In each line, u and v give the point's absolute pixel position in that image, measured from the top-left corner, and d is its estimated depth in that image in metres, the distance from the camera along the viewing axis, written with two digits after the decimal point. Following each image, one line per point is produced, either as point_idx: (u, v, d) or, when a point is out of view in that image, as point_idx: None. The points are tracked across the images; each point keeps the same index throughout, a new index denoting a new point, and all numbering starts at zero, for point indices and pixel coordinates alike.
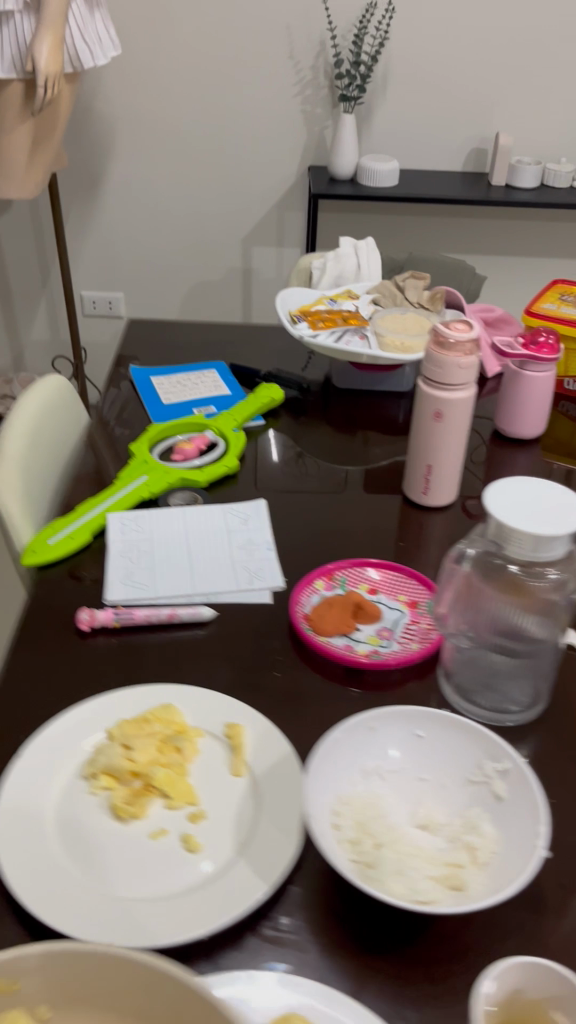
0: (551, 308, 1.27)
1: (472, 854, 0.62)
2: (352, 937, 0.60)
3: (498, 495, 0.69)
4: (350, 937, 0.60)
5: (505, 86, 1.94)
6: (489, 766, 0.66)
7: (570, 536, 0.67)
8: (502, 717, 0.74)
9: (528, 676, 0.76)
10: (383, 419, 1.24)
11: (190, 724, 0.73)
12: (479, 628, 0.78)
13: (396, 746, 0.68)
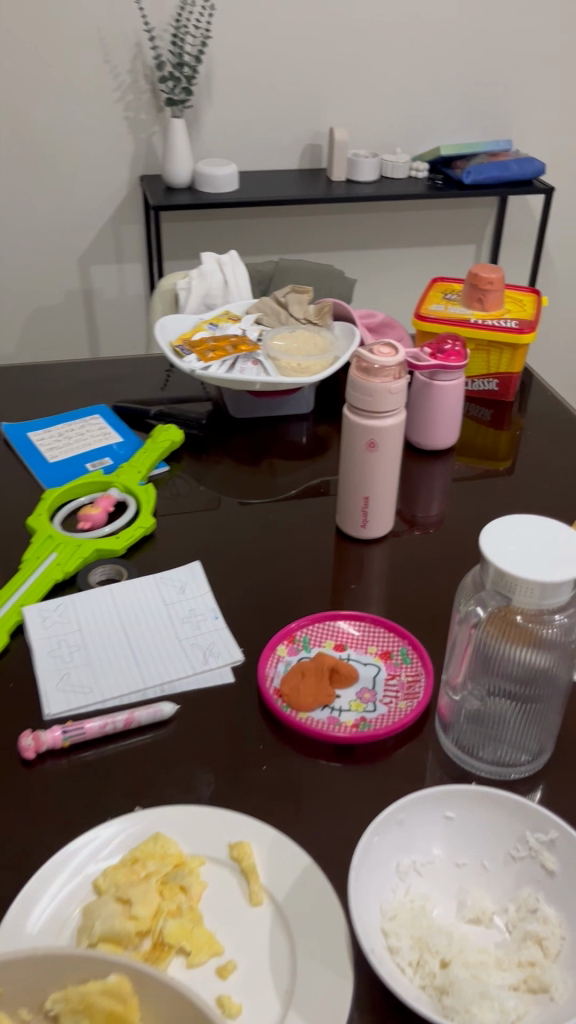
0: (439, 309, 1.23)
1: (541, 945, 0.56)
2: None
3: (491, 541, 0.63)
4: None
5: (329, 79, 1.96)
6: (532, 837, 0.60)
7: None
8: (506, 771, 0.69)
9: (536, 729, 0.69)
10: (289, 446, 1.16)
11: (187, 852, 0.63)
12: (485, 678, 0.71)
13: (427, 835, 0.62)
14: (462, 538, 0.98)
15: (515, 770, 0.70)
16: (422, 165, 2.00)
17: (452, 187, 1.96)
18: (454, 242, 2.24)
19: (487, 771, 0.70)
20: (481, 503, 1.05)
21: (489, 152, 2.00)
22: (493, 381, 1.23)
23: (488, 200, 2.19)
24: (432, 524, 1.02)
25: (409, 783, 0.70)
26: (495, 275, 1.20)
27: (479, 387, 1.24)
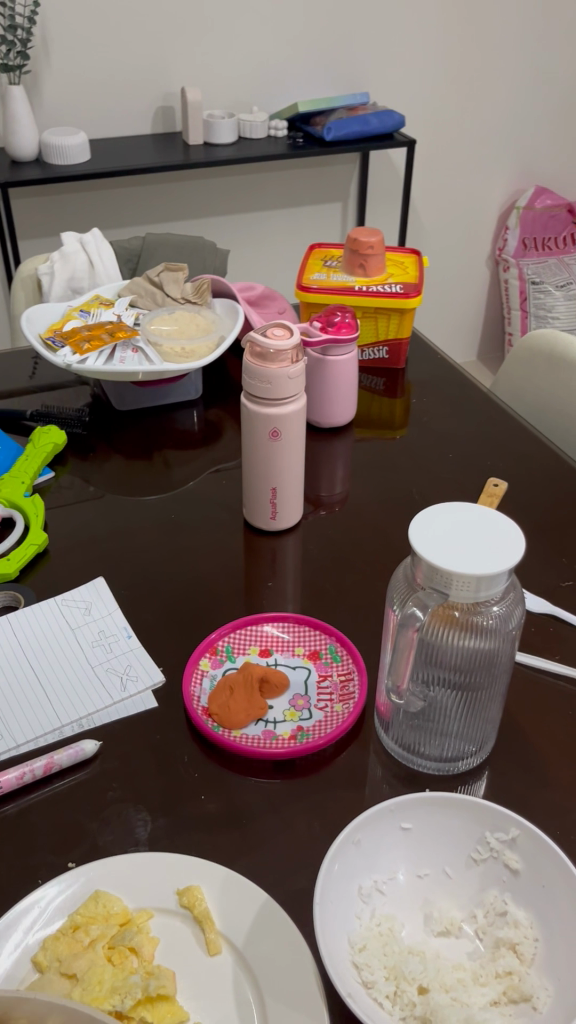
0: (321, 277, 1.18)
1: (515, 951, 0.54)
2: None
3: (420, 534, 0.60)
4: None
5: (174, 37, 1.86)
6: (493, 837, 0.58)
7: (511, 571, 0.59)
8: (453, 764, 0.68)
9: (477, 720, 0.67)
10: (181, 434, 1.10)
11: (132, 907, 0.57)
12: None
13: (385, 850, 0.59)
14: (373, 518, 0.95)
15: (462, 762, 0.68)
16: (281, 124, 1.94)
17: (314, 145, 1.90)
18: (319, 200, 2.20)
19: (434, 766, 0.68)
20: (386, 477, 1.02)
21: (347, 106, 1.96)
22: (382, 349, 1.20)
23: (349, 155, 2.14)
24: (339, 505, 0.98)
25: (357, 791, 0.66)
26: (375, 239, 1.17)
27: (369, 355, 1.21)
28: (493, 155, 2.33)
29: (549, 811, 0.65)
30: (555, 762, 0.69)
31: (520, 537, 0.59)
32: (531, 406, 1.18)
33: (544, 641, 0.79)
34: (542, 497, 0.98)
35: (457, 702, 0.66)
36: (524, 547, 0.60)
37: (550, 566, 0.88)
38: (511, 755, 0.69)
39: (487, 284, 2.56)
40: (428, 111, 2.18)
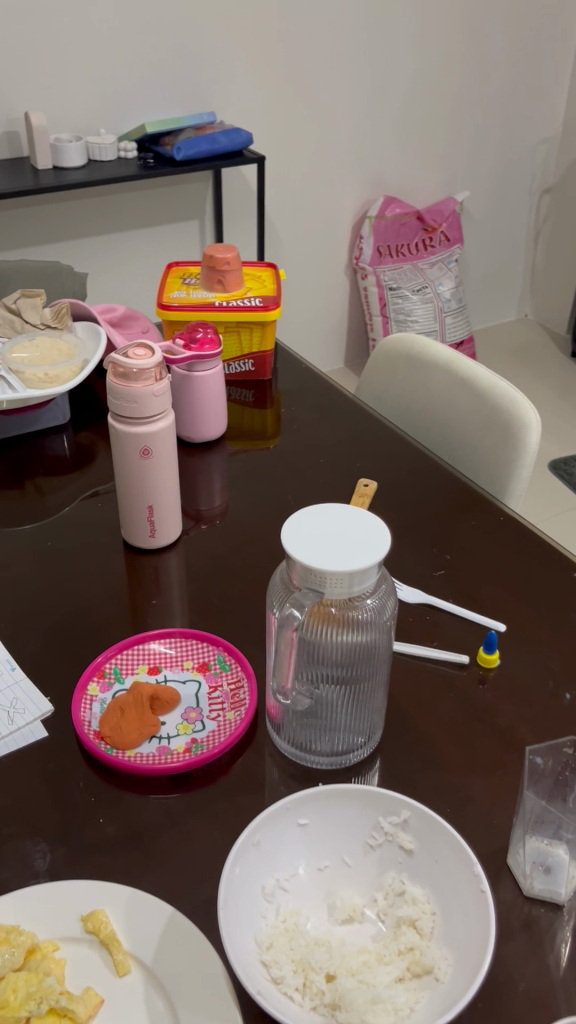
0: (181, 295, 1.19)
1: (416, 927, 0.56)
2: None
3: (292, 536, 0.62)
4: None
5: (14, 61, 1.84)
6: (387, 821, 0.60)
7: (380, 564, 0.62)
8: (347, 755, 0.70)
9: (364, 712, 0.69)
10: (52, 461, 1.08)
11: (37, 939, 0.57)
12: None
13: (285, 848, 0.60)
14: (253, 527, 0.97)
15: (354, 753, 0.70)
16: (130, 144, 1.94)
17: (165, 165, 1.92)
18: (175, 219, 2.21)
19: (329, 761, 0.70)
20: (262, 487, 1.04)
21: (195, 126, 1.99)
22: (248, 362, 1.22)
23: (202, 173, 2.17)
24: (219, 517, 0.99)
25: (255, 795, 0.68)
26: (231, 255, 1.19)
27: (235, 369, 1.23)
28: (342, 168, 2.40)
29: (440, 791, 0.68)
30: (442, 743, 0.72)
31: (387, 531, 0.62)
32: (393, 407, 1.23)
33: (423, 629, 0.83)
34: (413, 493, 1.02)
35: (343, 696, 0.68)
36: (391, 541, 0.63)
37: (422, 557, 0.92)
38: (401, 744, 0.72)
39: (347, 293, 2.62)
40: (276, 128, 2.23)
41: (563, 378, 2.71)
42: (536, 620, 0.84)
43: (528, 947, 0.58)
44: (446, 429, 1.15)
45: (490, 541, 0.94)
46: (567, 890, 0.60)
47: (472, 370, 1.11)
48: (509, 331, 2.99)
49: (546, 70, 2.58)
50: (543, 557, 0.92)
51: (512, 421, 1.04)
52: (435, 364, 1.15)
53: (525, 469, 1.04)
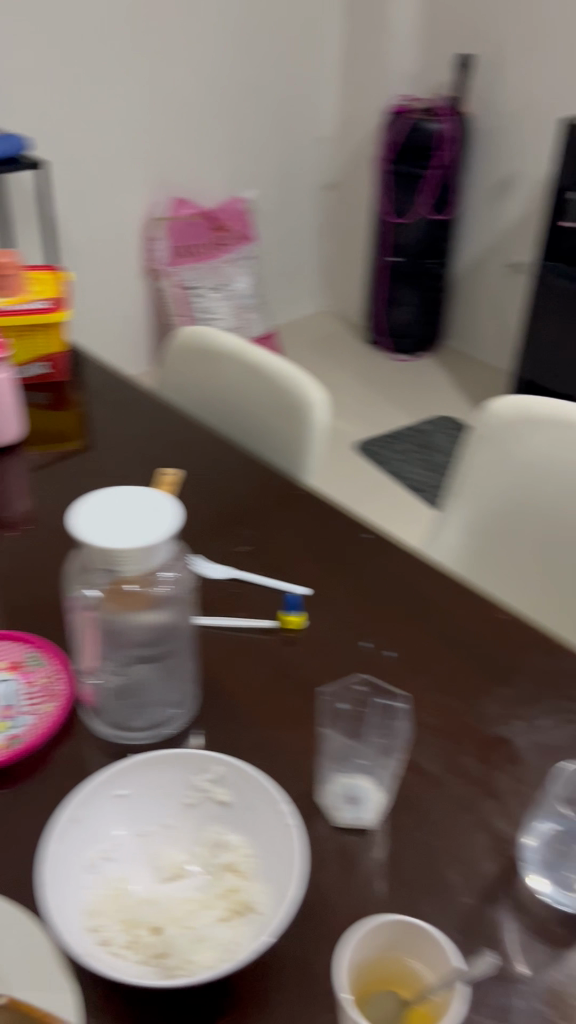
0: None
1: (236, 871, 0.60)
2: None
3: (84, 521, 0.64)
4: None
5: None
6: (203, 779, 0.64)
7: (172, 538, 0.65)
8: (163, 729, 0.72)
9: (174, 673, 0.75)
10: None
11: None
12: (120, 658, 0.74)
13: (107, 820, 0.62)
14: (58, 526, 0.97)
15: (170, 726, 0.73)
16: None
17: None
18: None
19: (147, 736, 0.72)
20: (66, 487, 1.05)
21: None
22: (45, 364, 1.23)
23: None
24: (23, 519, 0.99)
25: (76, 778, 0.69)
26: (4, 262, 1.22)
27: (33, 372, 1.23)
28: (128, 172, 2.40)
29: (253, 747, 0.72)
30: (254, 704, 0.76)
31: (177, 507, 0.65)
32: (192, 397, 1.26)
33: (230, 604, 0.87)
34: (215, 477, 1.06)
35: (151, 662, 0.75)
36: (182, 517, 0.66)
37: (226, 537, 0.96)
38: (216, 710, 0.75)
39: (148, 296, 2.62)
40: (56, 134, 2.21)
41: (364, 365, 2.85)
42: (335, 582, 0.90)
43: (342, 872, 0.64)
44: (242, 414, 1.19)
45: (289, 515, 0.99)
46: (371, 816, 0.67)
47: (259, 356, 1.16)
48: (310, 324, 3.10)
49: (315, 72, 2.70)
50: (339, 524, 0.98)
51: (299, 401, 1.10)
52: (226, 353, 1.19)
53: (317, 445, 1.11)
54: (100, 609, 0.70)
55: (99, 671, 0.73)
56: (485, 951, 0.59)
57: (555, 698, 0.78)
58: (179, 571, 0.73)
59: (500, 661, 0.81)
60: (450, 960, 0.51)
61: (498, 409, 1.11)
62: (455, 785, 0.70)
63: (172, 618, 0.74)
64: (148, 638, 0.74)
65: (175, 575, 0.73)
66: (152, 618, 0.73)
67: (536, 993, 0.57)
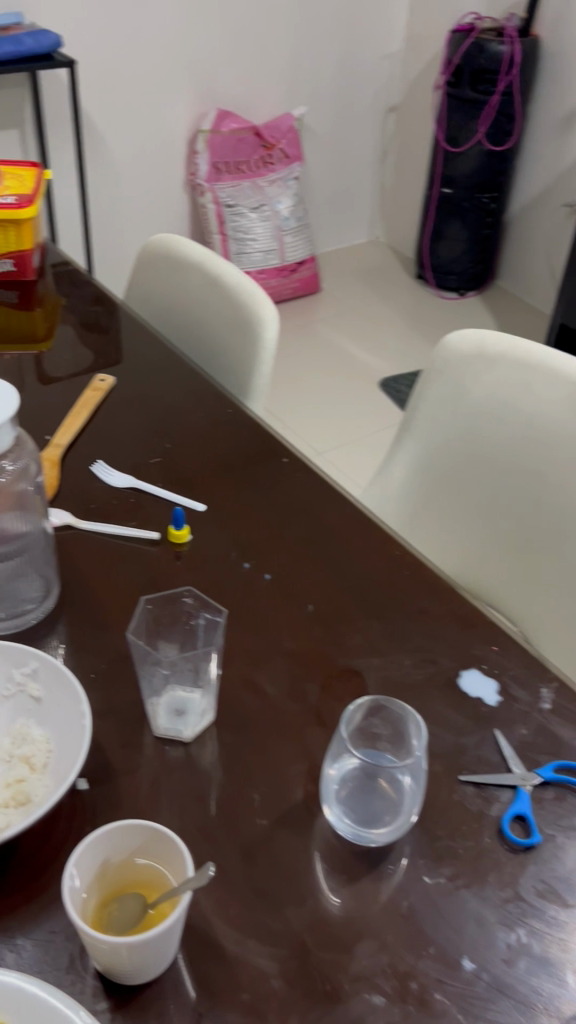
0: None
1: (29, 763, 0.61)
2: None
3: None
4: None
5: None
6: (18, 672, 0.64)
7: (11, 423, 0.64)
8: (22, 620, 0.74)
9: (31, 565, 0.75)
10: None
11: None
12: None
13: None
14: None
15: (31, 614, 0.74)
16: None
17: None
18: None
19: (6, 626, 0.73)
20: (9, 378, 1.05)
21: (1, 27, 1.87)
22: (9, 261, 1.24)
23: (19, 77, 2.05)
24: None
25: None
26: None
27: None
28: (172, 77, 2.31)
29: (101, 650, 0.73)
30: (115, 610, 0.76)
31: (15, 392, 0.65)
32: (158, 308, 1.23)
33: (122, 511, 0.86)
34: (149, 384, 1.05)
35: (7, 560, 0.73)
36: (21, 404, 0.65)
37: (142, 445, 0.95)
38: (72, 612, 0.76)
39: (187, 211, 2.57)
40: (89, 39, 2.11)
41: (406, 299, 2.78)
42: (234, 500, 0.89)
43: (150, 780, 0.64)
44: (199, 327, 1.17)
45: (212, 432, 0.97)
46: (192, 729, 0.67)
47: (221, 267, 1.13)
48: (359, 252, 3.04)
49: None
50: (259, 441, 0.96)
51: (250, 318, 1.07)
52: (191, 263, 1.16)
53: (265, 365, 1.08)
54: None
55: None
56: (259, 874, 0.59)
57: (422, 637, 0.75)
58: (21, 460, 0.72)
59: (377, 595, 0.79)
60: (185, 867, 0.52)
61: (455, 342, 1.05)
62: (289, 712, 0.69)
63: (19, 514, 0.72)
64: None
65: (14, 468, 0.71)
66: None
67: (299, 921, 0.56)
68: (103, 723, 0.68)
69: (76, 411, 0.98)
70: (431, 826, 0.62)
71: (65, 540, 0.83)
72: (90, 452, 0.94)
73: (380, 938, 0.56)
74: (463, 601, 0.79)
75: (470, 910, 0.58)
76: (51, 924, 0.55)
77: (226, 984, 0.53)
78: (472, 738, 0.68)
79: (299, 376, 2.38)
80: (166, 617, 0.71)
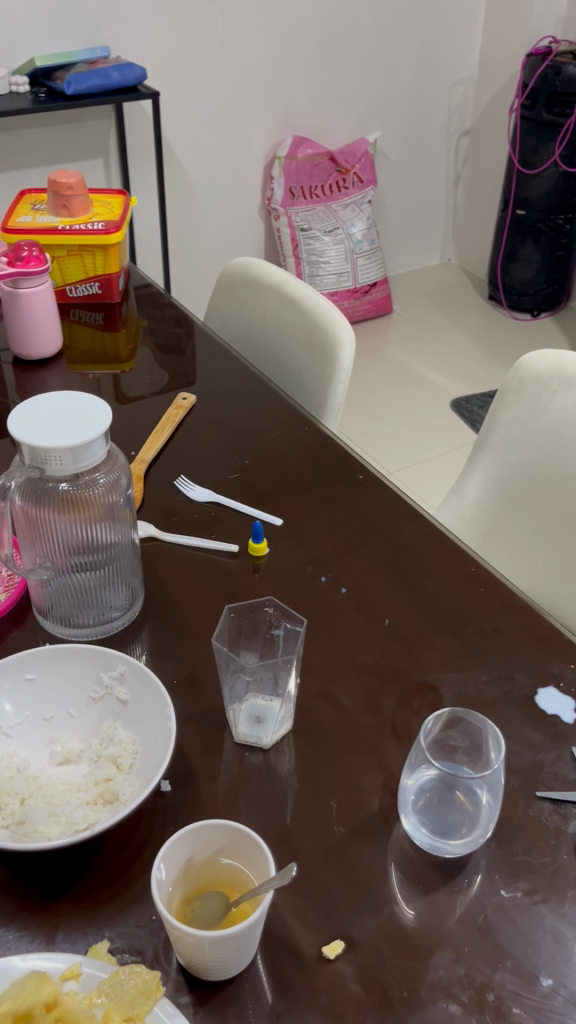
0: (27, 220, 1.27)
1: (116, 762, 0.64)
2: (24, 891, 0.59)
3: (23, 412, 0.67)
4: (24, 894, 0.59)
5: None
6: (106, 676, 0.67)
7: (104, 437, 0.67)
8: (106, 626, 0.77)
9: (119, 574, 0.77)
10: None
11: None
12: (55, 560, 0.75)
13: (16, 701, 0.67)
14: None
15: (116, 621, 0.77)
16: (21, 78, 1.90)
17: (56, 100, 1.88)
18: (76, 157, 2.17)
19: (92, 632, 0.76)
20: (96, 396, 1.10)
21: (88, 60, 1.94)
22: (95, 284, 1.29)
23: (104, 109, 2.13)
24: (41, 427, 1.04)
25: None
26: (74, 180, 1.26)
27: (82, 291, 1.29)
28: (250, 106, 2.37)
29: (183, 656, 0.75)
30: (196, 619, 0.79)
31: (107, 408, 0.68)
32: (237, 330, 1.27)
33: (203, 524, 0.89)
34: (228, 402, 1.08)
35: (95, 568, 0.76)
36: (113, 418, 0.68)
37: (222, 462, 0.98)
38: (155, 621, 0.78)
39: (262, 234, 2.62)
40: (172, 69, 2.18)
41: (479, 321, 2.77)
42: (311, 515, 0.91)
43: (231, 784, 0.66)
44: (276, 347, 1.20)
45: (289, 449, 1.00)
46: (270, 737, 0.68)
47: (300, 289, 1.16)
48: (431, 275, 3.05)
49: (459, 11, 2.58)
50: (334, 459, 0.98)
51: (329, 339, 1.10)
52: (270, 285, 1.19)
53: (340, 384, 1.10)
54: (50, 510, 0.71)
55: (34, 567, 0.74)
56: (337, 881, 0.60)
57: (497, 654, 0.76)
58: (115, 473, 0.73)
59: (453, 612, 0.80)
60: (266, 867, 0.53)
61: (531, 363, 1.06)
62: (366, 725, 0.70)
63: (109, 525, 0.74)
64: (83, 543, 0.74)
65: (108, 481, 0.72)
66: (86, 522, 0.73)
67: (376, 927, 0.57)
68: (185, 729, 0.70)
69: (158, 428, 1.02)
70: (508, 841, 0.62)
71: (148, 551, 0.86)
72: (172, 467, 0.97)
73: (456, 948, 0.56)
74: (539, 620, 0.79)
75: (546, 926, 0.58)
76: (135, 918, 0.57)
77: (304, 985, 0.54)
78: (548, 756, 0.68)
79: (371, 396, 2.40)
80: (247, 626, 0.73)
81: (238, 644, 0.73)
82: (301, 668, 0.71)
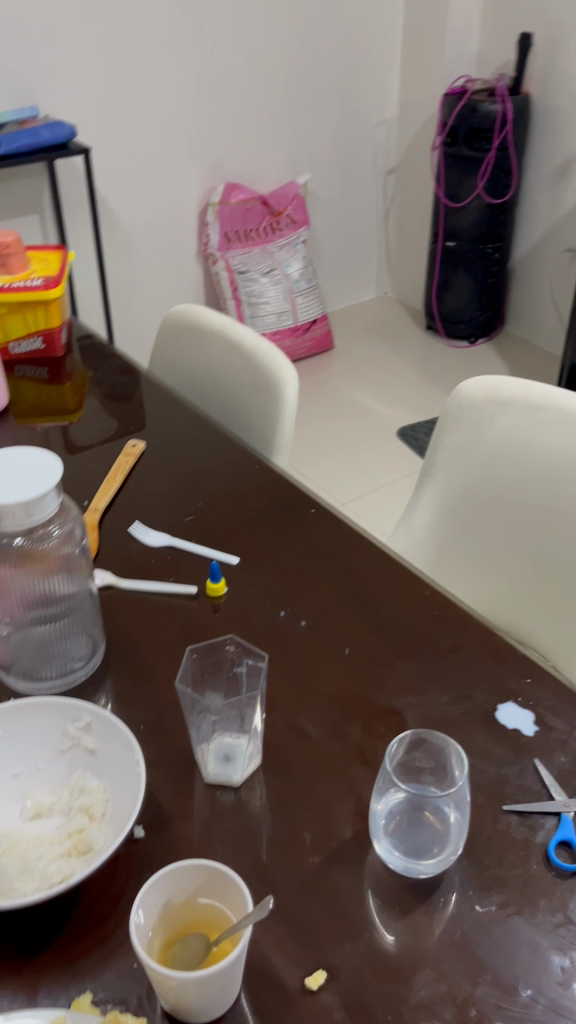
0: None
1: (88, 813, 0.64)
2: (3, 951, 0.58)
3: None
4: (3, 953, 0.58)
5: None
6: (73, 727, 0.67)
7: (56, 490, 0.68)
8: (69, 678, 0.77)
9: (79, 625, 0.78)
10: None
11: None
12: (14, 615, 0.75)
13: None
14: None
15: (79, 672, 0.77)
16: None
17: None
18: (12, 215, 2.19)
19: (55, 684, 0.76)
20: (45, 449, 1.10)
21: (17, 121, 1.97)
22: (38, 339, 1.30)
23: (36, 167, 2.16)
24: None
25: None
26: (10, 239, 1.29)
27: (25, 347, 1.30)
28: (180, 157, 2.42)
29: (148, 701, 0.76)
30: (160, 663, 0.80)
31: (58, 462, 0.69)
32: (181, 375, 1.29)
33: (161, 569, 0.90)
34: (178, 447, 1.09)
35: (54, 619, 0.77)
36: (64, 471, 0.69)
37: (175, 506, 0.99)
38: (118, 669, 0.79)
39: (200, 279, 2.66)
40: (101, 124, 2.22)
41: (419, 350, 2.83)
42: (266, 551, 0.92)
43: (205, 824, 0.66)
44: (222, 390, 1.22)
45: (240, 488, 1.01)
46: (240, 774, 0.69)
47: (241, 332, 1.18)
48: (369, 309, 3.11)
49: (376, 56, 2.68)
50: (286, 495, 1.00)
51: (272, 378, 1.12)
52: (211, 330, 1.22)
53: (287, 422, 1.12)
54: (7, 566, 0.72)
55: None
56: (316, 910, 0.61)
57: (456, 674, 0.78)
58: (69, 524, 0.74)
59: (410, 636, 0.82)
60: (244, 902, 0.54)
61: (467, 390, 1.10)
62: (334, 753, 0.71)
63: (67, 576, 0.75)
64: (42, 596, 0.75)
65: (63, 532, 0.73)
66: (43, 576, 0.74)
67: (357, 953, 0.58)
68: (156, 773, 0.70)
69: (110, 477, 1.03)
70: (479, 856, 0.64)
71: (108, 599, 0.87)
72: (126, 514, 0.98)
73: (437, 966, 0.57)
74: (494, 637, 0.81)
75: (522, 935, 0.59)
76: (117, 968, 0.57)
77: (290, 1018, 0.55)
78: (512, 769, 0.70)
79: (320, 431, 2.44)
80: (210, 667, 0.74)
81: (201, 684, 0.74)
82: (265, 704, 0.72)
